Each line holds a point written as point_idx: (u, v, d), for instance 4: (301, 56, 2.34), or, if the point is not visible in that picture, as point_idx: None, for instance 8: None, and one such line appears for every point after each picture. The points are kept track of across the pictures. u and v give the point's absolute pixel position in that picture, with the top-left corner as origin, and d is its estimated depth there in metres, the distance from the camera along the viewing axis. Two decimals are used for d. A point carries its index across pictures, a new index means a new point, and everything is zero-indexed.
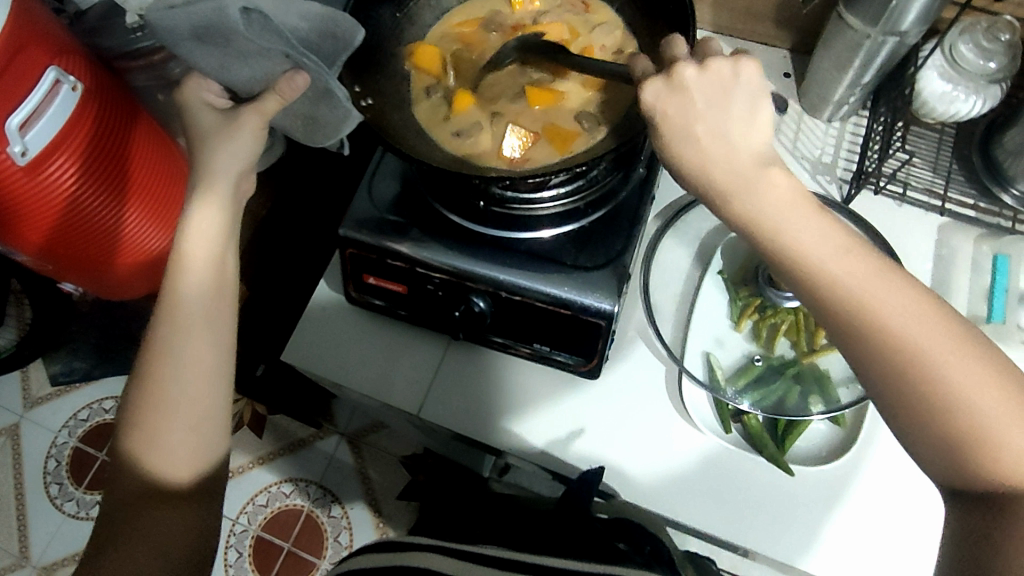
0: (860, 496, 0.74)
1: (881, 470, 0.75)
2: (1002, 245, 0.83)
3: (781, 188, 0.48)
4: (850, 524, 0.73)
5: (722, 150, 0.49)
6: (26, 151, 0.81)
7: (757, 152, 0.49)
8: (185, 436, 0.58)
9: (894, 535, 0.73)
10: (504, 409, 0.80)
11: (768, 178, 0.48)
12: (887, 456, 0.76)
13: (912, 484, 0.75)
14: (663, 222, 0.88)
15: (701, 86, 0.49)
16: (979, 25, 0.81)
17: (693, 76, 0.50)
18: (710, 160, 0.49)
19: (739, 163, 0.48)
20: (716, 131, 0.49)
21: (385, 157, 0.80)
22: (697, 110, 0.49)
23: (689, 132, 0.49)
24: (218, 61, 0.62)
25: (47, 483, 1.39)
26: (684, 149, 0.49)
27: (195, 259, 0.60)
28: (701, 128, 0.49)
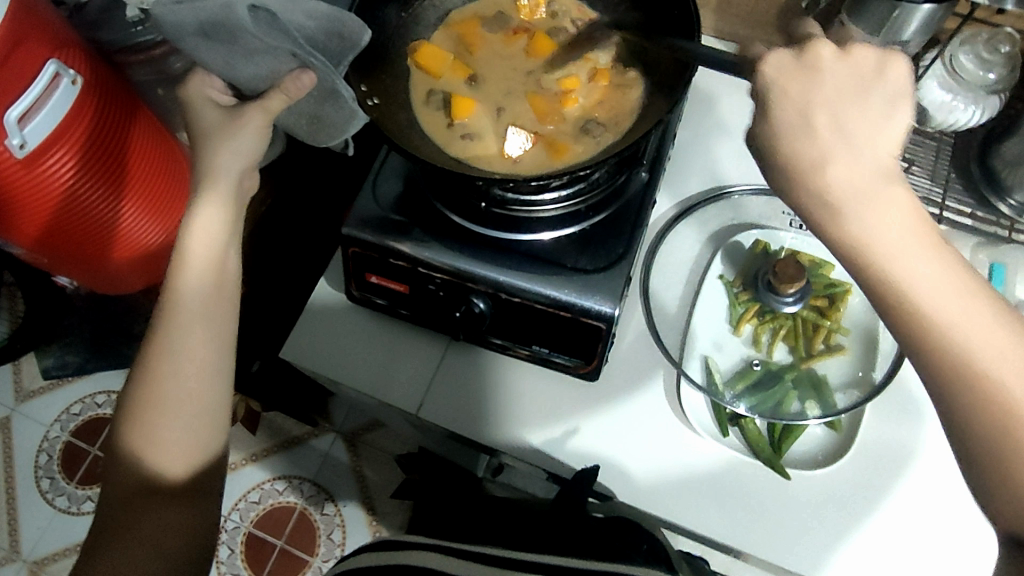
0: (907, 511, 0.74)
1: (934, 492, 0.75)
2: (998, 254, 0.84)
3: (897, 203, 0.44)
4: (891, 537, 0.73)
5: (842, 148, 0.46)
6: (24, 144, 0.80)
7: (884, 164, 0.45)
8: (183, 434, 0.58)
9: (891, 538, 0.73)
10: (502, 409, 0.80)
11: (886, 194, 0.44)
12: (945, 483, 0.75)
13: (967, 518, 0.73)
14: (679, 211, 0.89)
15: (835, 74, 0.48)
16: (980, 36, 0.82)
17: (830, 61, 0.48)
18: (828, 155, 0.46)
19: (862, 171, 0.45)
20: (838, 125, 0.46)
21: (388, 157, 0.80)
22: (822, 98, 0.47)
23: (809, 123, 0.47)
24: (225, 58, 0.62)
25: (38, 476, 1.38)
26: (800, 142, 0.47)
27: (195, 256, 0.60)
28: (822, 119, 0.47)
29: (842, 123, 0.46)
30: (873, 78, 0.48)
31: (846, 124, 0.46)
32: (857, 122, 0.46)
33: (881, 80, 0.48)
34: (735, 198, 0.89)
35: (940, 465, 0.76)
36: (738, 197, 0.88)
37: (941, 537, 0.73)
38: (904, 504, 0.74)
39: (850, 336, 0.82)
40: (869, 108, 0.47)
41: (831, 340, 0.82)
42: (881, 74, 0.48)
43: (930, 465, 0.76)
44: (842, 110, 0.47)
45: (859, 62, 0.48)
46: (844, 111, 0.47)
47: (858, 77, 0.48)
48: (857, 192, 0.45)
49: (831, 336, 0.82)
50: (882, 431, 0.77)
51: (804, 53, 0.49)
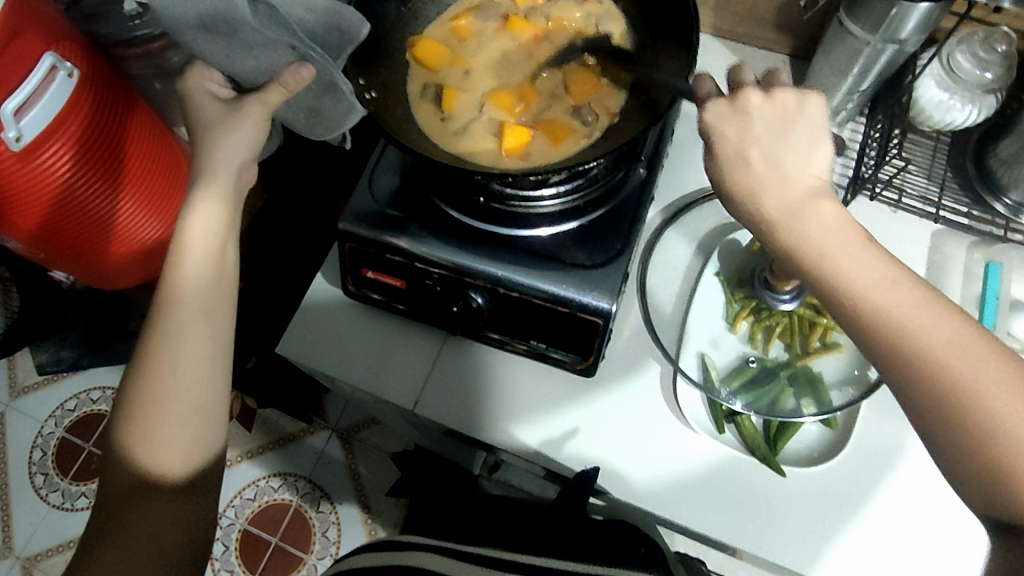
0: (883, 515, 0.74)
1: (916, 494, 0.75)
2: (993, 253, 0.86)
3: (827, 220, 0.50)
4: (871, 539, 0.73)
5: (775, 177, 0.52)
6: (20, 136, 0.80)
7: (810, 185, 0.52)
8: (181, 429, 0.58)
9: (885, 538, 0.73)
10: (499, 406, 0.80)
11: (815, 210, 0.50)
12: (927, 488, 0.75)
13: (951, 525, 0.73)
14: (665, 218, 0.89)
15: (764, 113, 0.53)
16: (977, 35, 0.82)
17: (758, 102, 0.53)
18: (760, 185, 0.52)
19: (793, 194, 0.51)
20: (770, 159, 0.52)
21: (385, 151, 0.80)
22: (753, 135, 0.53)
23: (743, 155, 0.53)
24: (224, 50, 0.61)
25: (32, 472, 1.38)
26: (736, 173, 0.53)
27: (193, 249, 0.60)
28: (755, 153, 0.52)
29: (773, 156, 0.52)
30: (796, 110, 0.53)
31: (776, 155, 0.52)
32: (787, 151, 0.52)
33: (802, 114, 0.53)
34: None
35: (920, 470, 0.76)
36: None
37: (934, 537, 0.73)
38: (886, 505, 0.74)
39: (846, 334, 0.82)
40: (794, 138, 0.52)
41: (827, 338, 0.81)
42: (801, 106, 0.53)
43: (909, 469, 0.76)
44: (770, 142, 0.52)
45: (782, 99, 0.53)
46: (774, 141, 0.52)
47: (783, 111, 0.53)
48: (788, 215, 0.51)
49: (827, 334, 0.81)
50: (874, 431, 0.78)
51: (736, 97, 0.54)
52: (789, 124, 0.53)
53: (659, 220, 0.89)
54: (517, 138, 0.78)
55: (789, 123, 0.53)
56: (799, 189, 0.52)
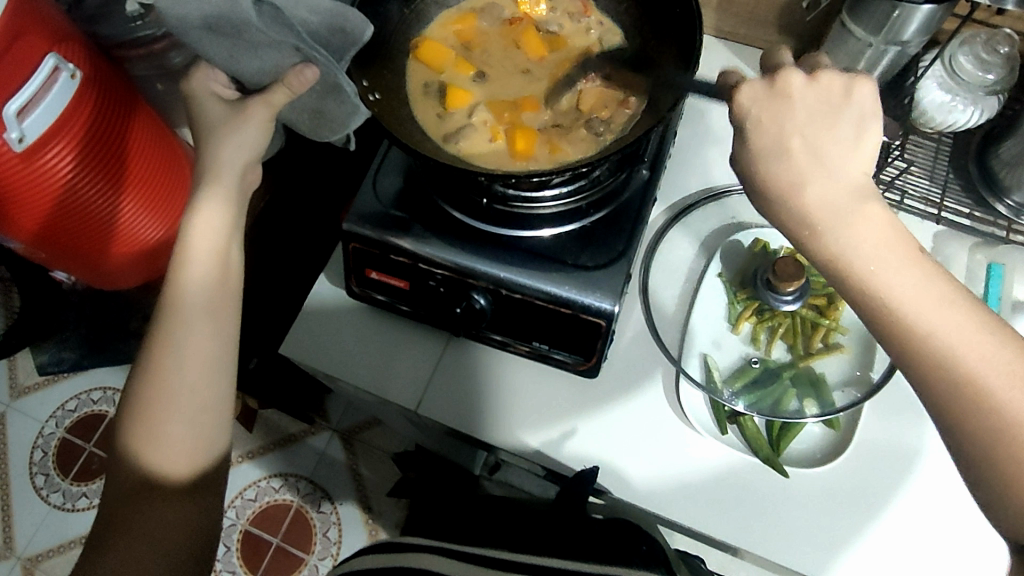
0: (909, 515, 0.74)
1: (937, 497, 0.75)
2: (995, 254, 0.86)
3: (863, 227, 0.46)
4: (892, 543, 0.73)
5: (814, 165, 0.49)
6: (23, 137, 0.80)
7: (857, 181, 0.48)
8: (187, 430, 0.58)
9: (890, 535, 0.73)
10: (501, 407, 0.81)
11: (860, 209, 0.47)
12: (948, 490, 0.75)
13: (971, 524, 0.74)
14: (669, 218, 0.89)
15: (806, 101, 0.50)
16: (979, 37, 0.82)
17: (801, 89, 0.51)
18: (803, 178, 0.49)
19: (838, 191, 0.48)
20: (811, 146, 0.49)
21: (389, 152, 0.80)
22: (794, 123, 0.50)
23: (784, 147, 0.49)
24: (228, 51, 0.61)
25: (33, 473, 1.38)
26: (776, 166, 0.50)
27: (198, 250, 0.60)
28: (797, 143, 0.49)
29: (816, 147, 0.49)
30: (842, 100, 0.50)
31: (820, 146, 0.49)
32: (832, 143, 0.49)
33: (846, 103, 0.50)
34: (734, 197, 0.89)
35: (940, 472, 0.76)
36: (738, 196, 0.88)
37: (939, 534, 0.73)
38: (905, 507, 0.74)
39: (848, 335, 0.82)
40: (839, 130, 0.49)
41: (829, 338, 0.82)
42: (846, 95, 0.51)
43: (930, 472, 0.76)
44: (814, 132, 0.49)
45: (828, 85, 0.50)
46: (817, 131, 0.49)
47: (816, 108, 0.50)
48: (830, 211, 0.48)
49: (829, 335, 0.82)
50: (876, 432, 0.78)
51: (776, 82, 0.51)
52: (834, 115, 0.50)
53: (663, 220, 0.89)
54: (520, 140, 0.78)
55: (833, 114, 0.50)
56: (838, 187, 0.48)
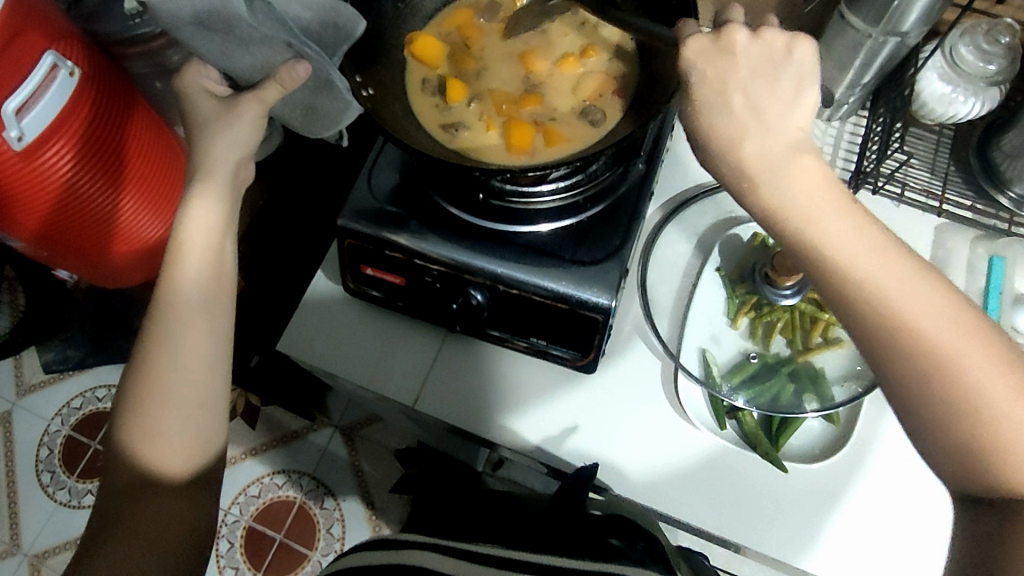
0: (869, 504, 0.74)
1: (894, 479, 0.75)
2: (997, 246, 0.85)
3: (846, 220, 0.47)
4: (848, 526, 0.73)
5: (756, 123, 0.51)
6: (22, 136, 0.80)
7: (793, 136, 0.50)
8: (183, 425, 0.58)
9: (878, 534, 0.73)
10: (498, 402, 0.80)
11: (800, 163, 0.50)
12: (915, 482, 0.75)
13: (933, 520, 0.74)
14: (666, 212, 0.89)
15: (740, 59, 0.53)
16: (980, 27, 0.81)
17: (744, 43, 0.53)
18: (740, 139, 0.51)
19: (773, 146, 0.50)
20: (738, 113, 0.51)
21: (384, 148, 0.80)
22: (736, 79, 0.52)
23: (726, 100, 0.52)
24: (220, 48, 0.61)
25: (39, 470, 1.39)
26: (717, 120, 0.52)
27: (191, 247, 0.60)
28: (737, 97, 0.52)
29: (755, 101, 0.51)
30: (784, 58, 0.52)
31: (758, 102, 0.51)
32: (770, 101, 0.51)
33: (790, 61, 0.52)
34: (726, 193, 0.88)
35: (907, 463, 0.76)
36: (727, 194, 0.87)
37: (926, 531, 0.73)
38: (878, 500, 0.74)
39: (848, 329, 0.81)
40: (781, 84, 0.52)
41: (829, 333, 0.81)
42: (791, 54, 0.53)
43: (899, 461, 0.76)
44: (755, 87, 0.52)
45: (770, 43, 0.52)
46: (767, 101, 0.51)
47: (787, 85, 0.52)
48: (766, 166, 0.50)
49: (828, 329, 0.81)
50: (873, 426, 0.78)
51: (720, 38, 0.54)
52: (775, 72, 0.52)
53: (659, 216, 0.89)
54: (519, 132, 0.77)
55: (776, 71, 0.52)
56: (783, 144, 0.50)
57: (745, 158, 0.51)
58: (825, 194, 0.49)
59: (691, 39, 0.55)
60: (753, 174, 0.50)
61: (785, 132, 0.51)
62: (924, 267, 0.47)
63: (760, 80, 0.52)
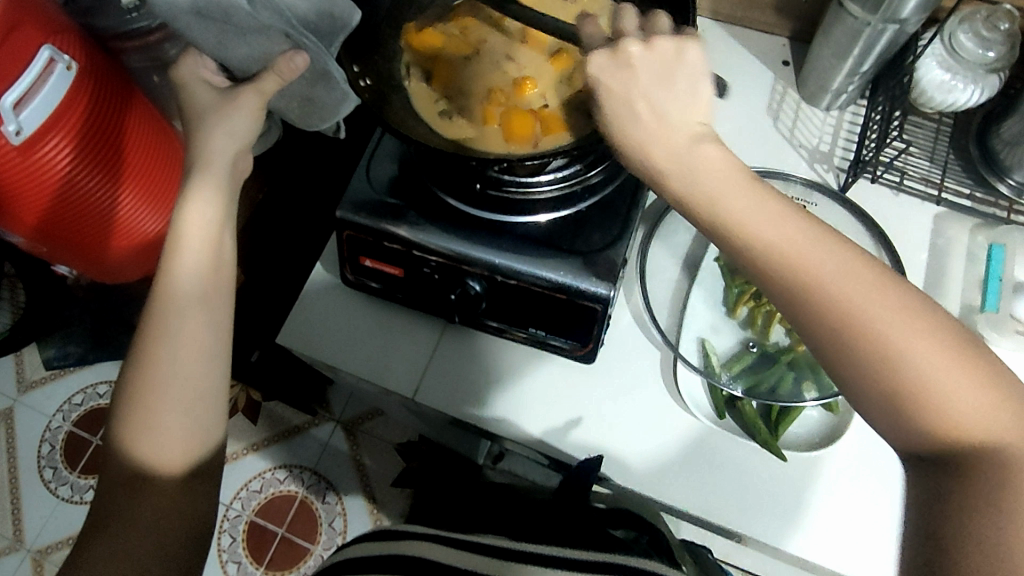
0: (832, 490, 0.74)
1: (861, 471, 0.75)
2: (997, 235, 0.85)
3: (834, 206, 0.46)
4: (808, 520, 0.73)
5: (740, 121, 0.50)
6: (20, 130, 0.80)
7: None
8: (182, 417, 0.58)
9: (840, 518, 0.73)
10: (498, 392, 0.80)
11: (745, 178, 0.49)
12: (866, 476, 0.75)
13: (879, 509, 0.73)
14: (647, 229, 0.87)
15: (645, 65, 0.51)
16: (979, 13, 0.81)
17: (640, 55, 0.52)
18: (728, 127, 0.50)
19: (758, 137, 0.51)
20: None
21: (382, 140, 0.80)
22: (639, 90, 0.51)
23: (632, 110, 0.51)
24: (216, 37, 0.60)
25: (41, 467, 1.39)
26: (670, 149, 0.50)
27: (189, 239, 0.60)
28: (641, 105, 0.51)
29: (662, 107, 0.51)
30: (675, 64, 0.52)
31: (663, 107, 0.51)
32: None
33: (683, 64, 0.52)
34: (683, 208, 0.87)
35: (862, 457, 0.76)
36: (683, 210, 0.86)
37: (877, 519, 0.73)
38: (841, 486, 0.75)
39: None
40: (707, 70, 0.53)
41: None
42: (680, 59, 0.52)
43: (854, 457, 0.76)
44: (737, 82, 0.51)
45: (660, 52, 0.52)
46: None
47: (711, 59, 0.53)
48: (709, 174, 0.49)
49: None
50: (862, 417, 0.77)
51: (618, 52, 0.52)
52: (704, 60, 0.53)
53: (643, 232, 0.87)
54: (515, 120, 0.77)
55: (675, 76, 0.51)
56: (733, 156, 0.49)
57: (717, 165, 0.49)
58: None
59: (590, 54, 0.53)
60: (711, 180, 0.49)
61: None
62: None
63: (658, 81, 0.51)
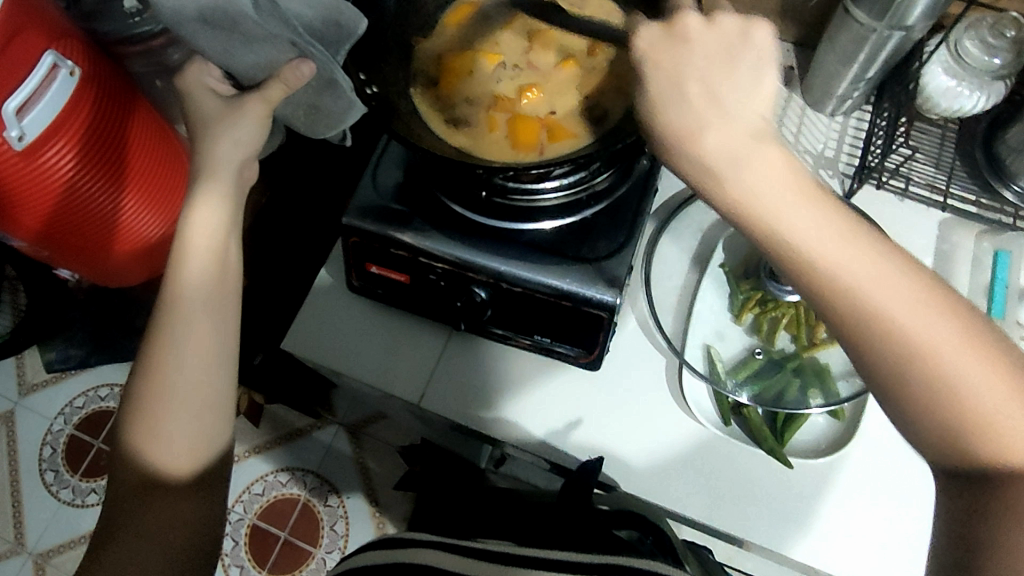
0: (848, 497, 0.75)
1: (876, 477, 0.76)
2: (1002, 241, 0.86)
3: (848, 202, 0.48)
4: (826, 528, 0.74)
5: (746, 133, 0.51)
6: (23, 136, 0.80)
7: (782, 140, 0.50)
8: (190, 426, 0.58)
9: (858, 526, 0.74)
10: (503, 399, 0.80)
11: (768, 165, 0.47)
12: (881, 482, 0.75)
13: (896, 516, 0.74)
14: (657, 225, 0.88)
15: (703, 41, 0.51)
16: (985, 21, 0.81)
17: (698, 29, 0.52)
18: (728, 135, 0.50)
19: None
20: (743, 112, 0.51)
21: (388, 146, 0.80)
22: (691, 68, 0.51)
23: (681, 91, 0.50)
24: (222, 45, 0.60)
25: (43, 470, 1.39)
26: (681, 159, 0.50)
27: (194, 247, 0.60)
28: (693, 86, 0.50)
29: (713, 89, 0.50)
30: (739, 43, 0.51)
31: (718, 87, 0.50)
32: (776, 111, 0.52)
33: (749, 42, 0.51)
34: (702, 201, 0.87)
35: (890, 477, 0.76)
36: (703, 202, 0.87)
37: (895, 525, 0.74)
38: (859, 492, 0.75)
39: None
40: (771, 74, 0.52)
41: None
42: (747, 37, 0.52)
43: (880, 476, 0.76)
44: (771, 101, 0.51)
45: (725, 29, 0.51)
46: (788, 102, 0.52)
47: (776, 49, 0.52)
48: (732, 164, 0.48)
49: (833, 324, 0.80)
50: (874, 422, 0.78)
51: (673, 26, 0.53)
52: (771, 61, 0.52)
53: (653, 226, 0.88)
54: (523, 130, 0.78)
55: (732, 58, 0.51)
56: None
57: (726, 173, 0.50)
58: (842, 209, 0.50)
59: (645, 26, 0.54)
60: (720, 177, 0.48)
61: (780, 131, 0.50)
62: None
63: (713, 62, 0.51)
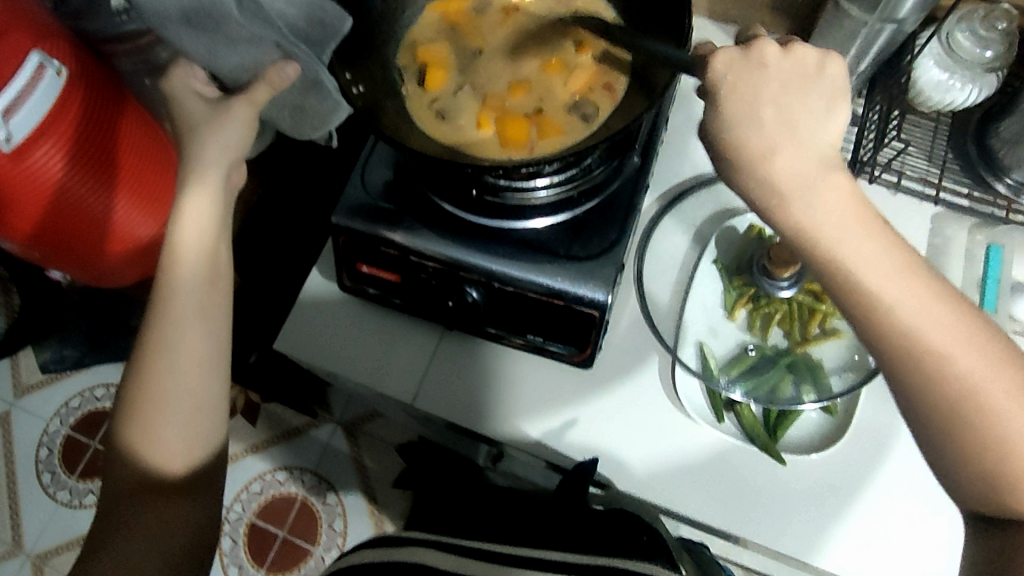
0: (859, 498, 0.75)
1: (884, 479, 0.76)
2: (995, 235, 0.85)
3: (844, 194, 0.49)
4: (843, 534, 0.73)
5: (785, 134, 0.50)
6: (10, 137, 0.80)
7: (773, 137, 0.50)
8: (183, 427, 0.58)
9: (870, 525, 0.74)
10: (497, 400, 0.80)
11: (830, 182, 0.49)
12: (889, 483, 0.75)
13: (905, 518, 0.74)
14: (663, 205, 0.88)
15: (780, 67, 0.51)
16: (977, 12, 0.80)
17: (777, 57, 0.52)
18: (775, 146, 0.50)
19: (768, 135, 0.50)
20: (783, 117, 0.50)
21: (375, 146, 0.79)
22: (767, 94, 0.51)
23: (757, 114, 0.50)
24: (205, 47, 0.60)
25: (39, 472, 1.38)
26: None
27: (185, 247, 0.59)
28: (769, 111, 0.50)
29: (788, 114, 0.50)
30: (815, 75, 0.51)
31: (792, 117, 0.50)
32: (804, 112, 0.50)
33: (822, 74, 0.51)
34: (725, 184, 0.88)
35: (894, 478, 0.75)
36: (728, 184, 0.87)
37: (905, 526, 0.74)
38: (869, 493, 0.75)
39: (845, 320, 0.81)
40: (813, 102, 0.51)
41: (826, 324, 0.81)
42: (822, 72, 0.52)
43: (884, 477, 0.76)
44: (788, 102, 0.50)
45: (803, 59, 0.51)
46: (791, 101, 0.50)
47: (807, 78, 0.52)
48: (802, 184, 0.49)
49: (827, 320, 0.81)
50: (872, 416, 0.78)
51: (752, 50, 0.52)
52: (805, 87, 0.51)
53: (657, 208, 0.88)
54: (511, 127, 0.77)
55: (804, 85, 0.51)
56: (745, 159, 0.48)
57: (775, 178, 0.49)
58: (855, 207, 0.48)
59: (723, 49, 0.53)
60: (784, 192, 0.49)
61: (770, 128, 0.50)
62: (916, 275, 0.48)
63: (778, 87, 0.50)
